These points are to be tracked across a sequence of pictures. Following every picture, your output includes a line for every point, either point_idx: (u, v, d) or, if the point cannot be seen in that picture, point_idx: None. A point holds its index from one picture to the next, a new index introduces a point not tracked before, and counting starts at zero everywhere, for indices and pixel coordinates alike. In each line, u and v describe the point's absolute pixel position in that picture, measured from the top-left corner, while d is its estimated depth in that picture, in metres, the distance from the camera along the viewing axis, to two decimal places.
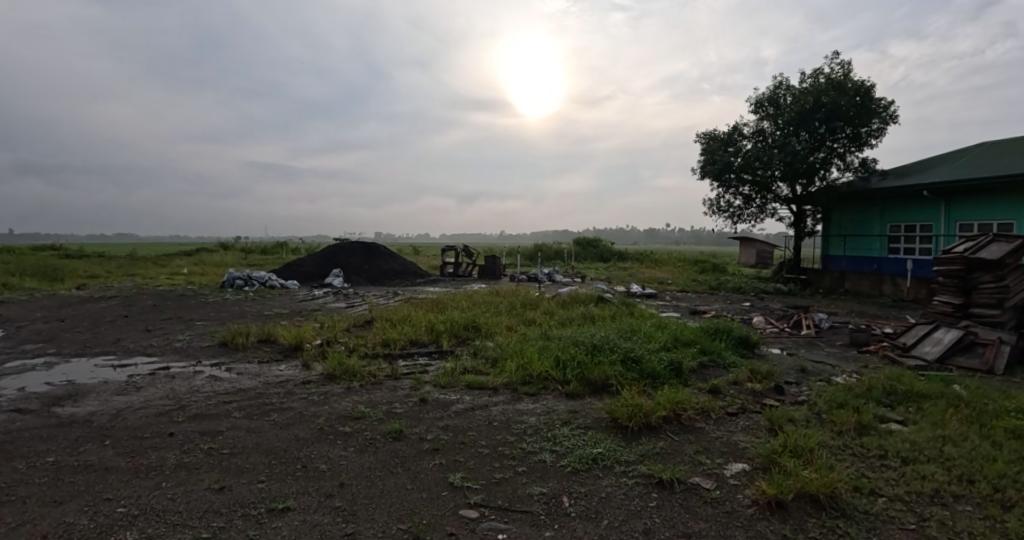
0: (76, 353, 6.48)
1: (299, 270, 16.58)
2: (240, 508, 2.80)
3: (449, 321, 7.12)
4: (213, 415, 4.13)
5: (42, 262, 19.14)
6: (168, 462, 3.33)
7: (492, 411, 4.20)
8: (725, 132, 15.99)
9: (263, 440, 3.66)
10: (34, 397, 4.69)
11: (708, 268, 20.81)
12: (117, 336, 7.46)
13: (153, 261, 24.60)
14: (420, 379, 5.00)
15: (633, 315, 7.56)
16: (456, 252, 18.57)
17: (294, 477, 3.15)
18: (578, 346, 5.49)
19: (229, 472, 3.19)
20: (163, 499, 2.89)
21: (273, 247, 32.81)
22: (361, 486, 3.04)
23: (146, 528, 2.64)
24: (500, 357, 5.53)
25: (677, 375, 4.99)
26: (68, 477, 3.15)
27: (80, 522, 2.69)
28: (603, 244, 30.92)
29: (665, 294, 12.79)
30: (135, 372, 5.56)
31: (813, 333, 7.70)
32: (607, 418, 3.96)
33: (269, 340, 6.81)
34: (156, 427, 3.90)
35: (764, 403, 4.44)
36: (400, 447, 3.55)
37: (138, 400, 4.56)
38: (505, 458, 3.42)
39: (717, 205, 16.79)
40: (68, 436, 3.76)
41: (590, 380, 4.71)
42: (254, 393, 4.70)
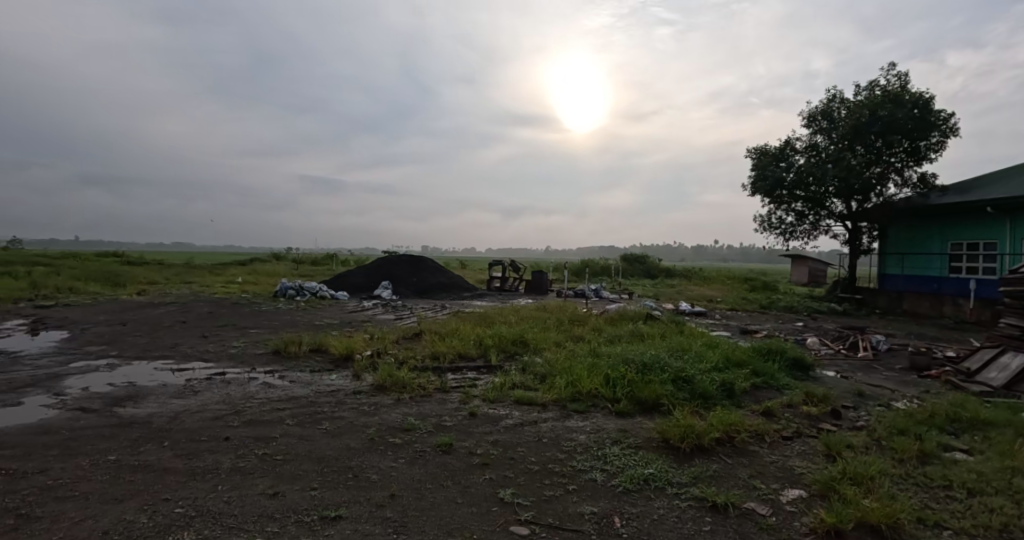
0: (135, 356, 6.77)
1: (348, 282, 16.98)
2: (294, 514, 2.85)
3: (497, 335, 7.11)
4: (266, 422, 4.24)
5: (105, 269, 20.20)
6: (224, 466, 3.43)
7: (541, 428, 4.16)
8: (777, 147, 15.61)
9: (315, 448, 3.73)
10: (98, 397, 4.92)
11: (758, 286, 20.18)
12: (174, 341, 7.77)
13: (209, 269, 25.70)
14: (469, 393, 5.01)
15: (684, 334, 7.39)
16: (503, 266, 18.63)
17: (346, 485, 3.19)
18: (628, 364, 5.37)
19: (283, 479, 3.26)
20: (219, 502, 2.97)
21: (323, 259, 33.62)
22: (411, 498, 3.05)
23: (202, 529, 2.71)
24: (548, 373, 5.48)
25: (729, 397, 4.85)
26: (128, 476, 3.28)
27: (139, 521, 2.78)
28: (651, 261, 30.53)
29: (714, 312, 12.45)
30: (193, 377, 5.78)
31: (869, 355, 7.33)
32: (658, 438, 3.87)
33: (321, 350, 6.97)
34: (212, 430, 4.04)
35: (821, 428, 4.25)
36: (450, 460, 3.56)
37: (195, 404, 4.72)
38: (555, 476, 3.37)
39: (769, 222, 16.35)
40: (129, 436, 3.93)
41: (640, 398, 4.61)
42: (306, 402, 4.79)
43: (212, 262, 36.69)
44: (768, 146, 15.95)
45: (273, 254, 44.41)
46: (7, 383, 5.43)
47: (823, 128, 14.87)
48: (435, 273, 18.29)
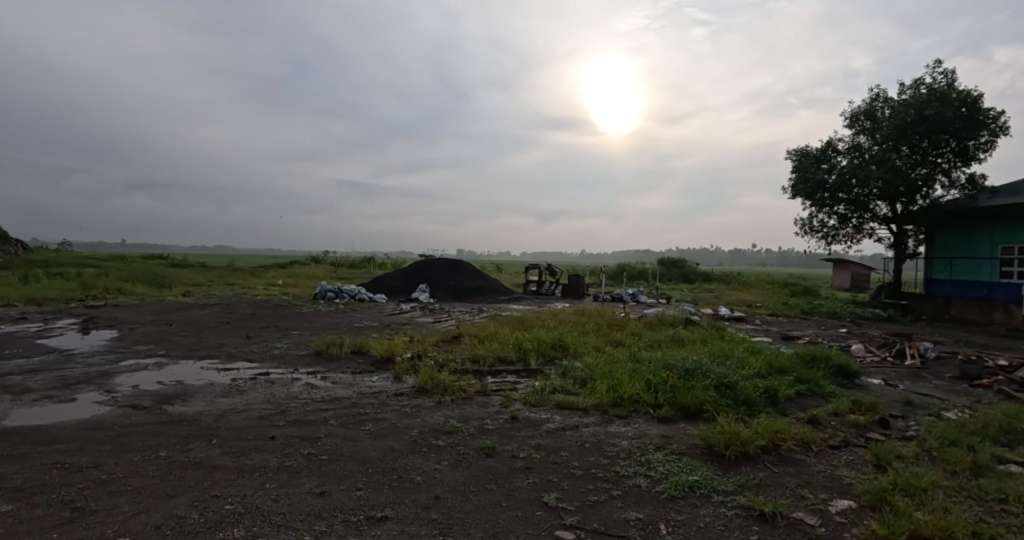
0: (182, 356, 7.02)
1: (387, 284, 17.27)
2: (341, 514, 2.91)
3: (536, 339, 7.11)
4: (311, 422, 4.34)
5: (153, 271, 21.00)
6: (271, 464, 3.52)
7: (584, 432, 4.15)
8: (818, 149, 15.21)
9: (359, 448, 3.80)
10: (148, 395, 5.12)
11: (798, 291, 19.67)
12: (219, 342, 8.02)
13: (252, 271, 26.45)
14: (510, 396, 5.03)
15: (725, 340, 7.25)
16: (539, 270, 18.65)
17: (390, 486, 3.24)
18: (670, 370, 5.30)
19: (329, 478, 3.33)
20: (268, 500, 3.06)
21: (361, 262, 34.32)
22: (455, 500, 3.08)
23: (252, 526, 2.79)
24: (589, 378, 5.45)
25: (773, 404, 4.75)
26: (178, 473, 3.41)
27: (191, 517, 2.88)
28: (688, 265, 30.18)
29: (754, 318, 12.18)
30: (238, 376, 5.96)
31: (917, 363, 7.06)
32: (702, 444, 3.83)
33: (361, 351, 7.10)
34: (258, 429, 4.15)
35: (870, 437, 4.12)
36: (493, 463, 3.59)
37: (241, 403, 4.87)
38: (599, 481, 3.36)
39: (810, 225, 15.94)
40: (179, 434, 4.07)
41: (682, 404, 4.55)
42: (349, 403, 4.89)
43: (252, 265, 37.77)
44: (809, 148, 15.56)
45: (311, 256, 45.44)
46: (63, 379, 5.69)
47: (866, 128, 14.44)
48: (472, 277, 18.42)
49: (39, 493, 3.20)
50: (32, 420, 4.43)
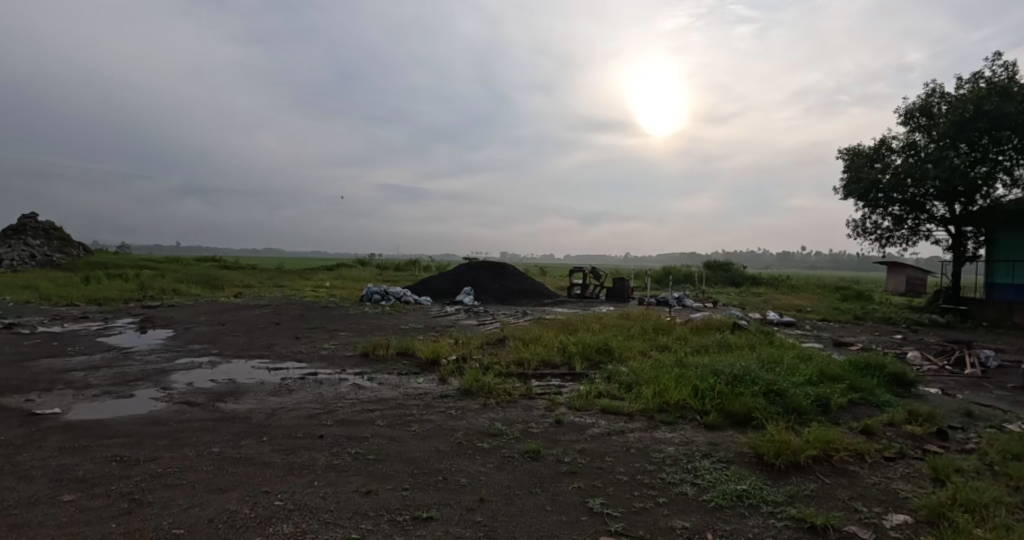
0: (235, 355, 7.29)
1: (433, 287, 17.58)
2: (387, 513, 2.96)
3: (581, 343, 7.09)
4: (358, 422, 4.43)
5: (208, 273, 21.93)
6: (319, 463, 3.61)
7: (629, 438, 4.11)
8: (871, 148, 14.81)
9: (405, 449, 3.87)
10: (202, 392, 5.33)
11: (850, 296, 18.97)
12: (270, 342, 8.30)
13: (300, 273, 27.28)
14: (555, 400, 5.03)
15: (774, 345, 7.06)
16: (583, 274, 18.61)
17: (436, 487, 3.29)
18: (717, 376, 5.20)
19: (375, 478, 3.39)
20: (316, 498, 3.14)
21: (407, 264, 35.02)
22: (500, 504, 3.10)
23: (301, 522, 2.87)
24: (634, 382, 5.40)
25: (825, 413, 4.61)
26: (230, 468, 3.53)
27: (242, 511, 2.99)
28: (735, 268, 29.58)
29: (804, 323, 11.81)
30: (287, 376, 6.15)
31: (978, 373, 6.70)
32: (751, 453, 3.75)
33: (407, 353, 7.22)
34: (307, 428, 4.27)
35: (927, 449, 3.94)
36: (537, 466, 3.59)
37: (291, 402, 5.02)
38: (644, 488, 3.32)
39: (862, 227, 15.44)
40: (231, 430, 4.22)
41: (731, 411, 4.46)
42: (395, 404, 4.98)
43: (300, 267, 39.03)
44: (862, 146, 15.17)
45: (356, 259, 46.64)
46: (123, 375, 5.99)
47: (922, 125, 13.93)
48: (515, 279, 18.48)
49: (102, 484, 3.37)
50: (94, 415, 4.67)
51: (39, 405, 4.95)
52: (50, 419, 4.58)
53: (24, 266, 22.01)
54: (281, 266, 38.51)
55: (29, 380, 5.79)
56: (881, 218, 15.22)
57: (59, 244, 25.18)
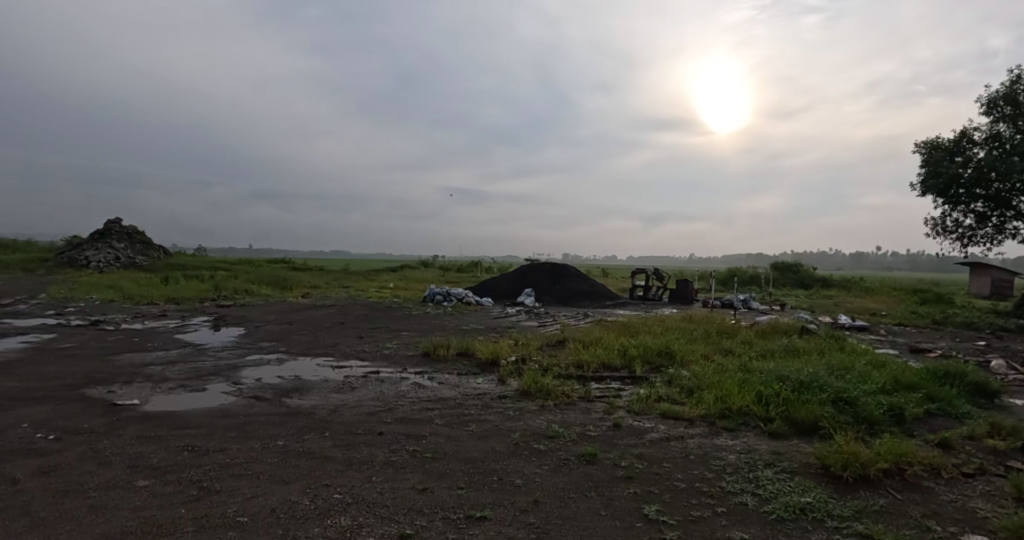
0: (301, 353, 7.60)
1: (494, 289, 17.83)
2: (441, 511, 3.00)
3: (642, 346, 6.99)
4: (417, 420, 4.52)
5: (279, 274, 23.01)
6: (378, 459, 3.70)
7: (688, 444, 4.01)
8: (951, 140, 13.89)
9: (462, 448, 3.91)
10: (270, 388, 5.57)
11: (929, 299, 17.79)
12: (335, 341, 8.61)
13: (365, 274, 28.21)
14: (613, 403, 4.97)
15: (845, 351, 6.71)
16: (645, 275, 18.39)
17: (491, 487, 3.30)
18: (782, 382, 5.01)
19: (432, 476, 3.45)
20: (373, 493, 3.21)
21: (468, 266, 35.63)
22: (554, 506, 3.08)
23: (358, 516, 2.94)
24: (696, 387, 5.26)
25: (899, 424, 4.35)
26: (293, 461, 3.67)
27: (302, 502, 3.09)
28: (803, 269, 28.40)
29: (877, 328, 11.17)
30: (350, 374, 6.34)
31: None
32: (816, 464, 3.58)
33: (467, 354, 7.32)
34: (368, 425, 4.38)
35: (1014, 466, 3.64)
36: (593, 470, 3.55)
37: (353, 399, 5.17)
38: (702, 496, 3.22)
39: (941, 225, 14.52)
40: (295, 425, 4.39)
41: (797, 419, 4.28)
42: (454, 403, 5.05)
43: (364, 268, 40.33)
44: (940, 139, 14.25)
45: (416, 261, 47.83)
46: (196, 370, 6.34)
47: (1007, 115, 12.94)
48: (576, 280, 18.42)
49: (174, 472, 3.57)
50: (169, 406, 4.96)
51: (121, 396, 5.31)
52: (130, 409, 4.90)
53: (113, 268, 23.72)
54: (344, 267, 39.83)
55: (114, 373, 6.23)
56: (962, 215, 14.30)
57: (141, 246, 26.87)
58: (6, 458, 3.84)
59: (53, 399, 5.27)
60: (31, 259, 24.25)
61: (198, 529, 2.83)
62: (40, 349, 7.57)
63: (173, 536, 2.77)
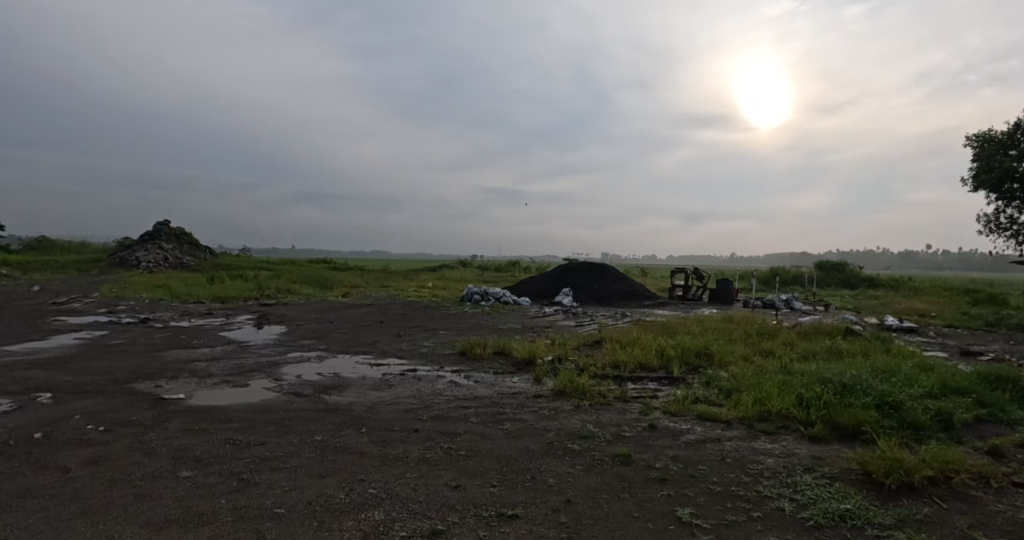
0: (340, 350, 7.76)
1: (532, 288, 17.92)
2: (474, 508, 3.02)
3: (680, 346, 6.89)
4: (452, 418, 4.56)
5: (320, 273, 23.56)
6: (413, 455, 3.75)
7: (725, 446, 3.94)
8: (1005, 133, 13.25)
9: (496, 446, 3.93)
10: (309, 384, 5.71)
11: (983, 300, 16.99)
12: (373, 339, 8.77)
13: (404, 274, 28.69)
14: (649, 404, 4.91)
15: (892, 354, 6.48)
16: (685, 274, 18.16)
17: (524, 486, 3.31)
18: (824, 384, 4.87)
19: (465, 473, 3.47)
20: (406, 488, 3.26)
21: (507, 266, 35.85)
22: (586, 506, 3.06)
23: (391, 511, 2.99)
24: (734, 388, 5.16)
25: (947, 430, 4.17)
26: (330, 456, 3.75)
27: (337, 496, 3.16)
28: (848, 269, 27.52)
29: (927, 330, 10.72)
30: (387, 371, 6.45)
31: None
32: (858, 470, 3.46)
33: (504, 353, 7.35)
34: (403, 422, 4.44)
35: None
36: (627, 471, 3.52)
37: (389, 397, 5.25)
38: (738, 500, 3.15)
39: (995, 222, 13.88)
40: (333, 421, 4.49)
41: (838, 423, 4.15)
42: (489, 402, 5.07)
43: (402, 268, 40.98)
44: (994, 132, 13.60)
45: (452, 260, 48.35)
46: (240, 366, 6.55)
47: None
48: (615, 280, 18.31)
49: (216, 463, 3.70)
50: (213, 401, 5.13)
51: (168, 390, 5.53)
52: (176, 403, 5.09)
53: (162, 268, 24.67)
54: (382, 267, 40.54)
55: (164, 368, 6.49)
56: (1018, 212, 13.62)
57: (188, 247, 27.82)
58: (61, 447, 4.04)
59: (106, 392, 5.52)
60: (88, 260, 25.45)
61: (237, 519, 2.92)
62: (95, 345, 7.95)
63: (213, 524, 2.87)
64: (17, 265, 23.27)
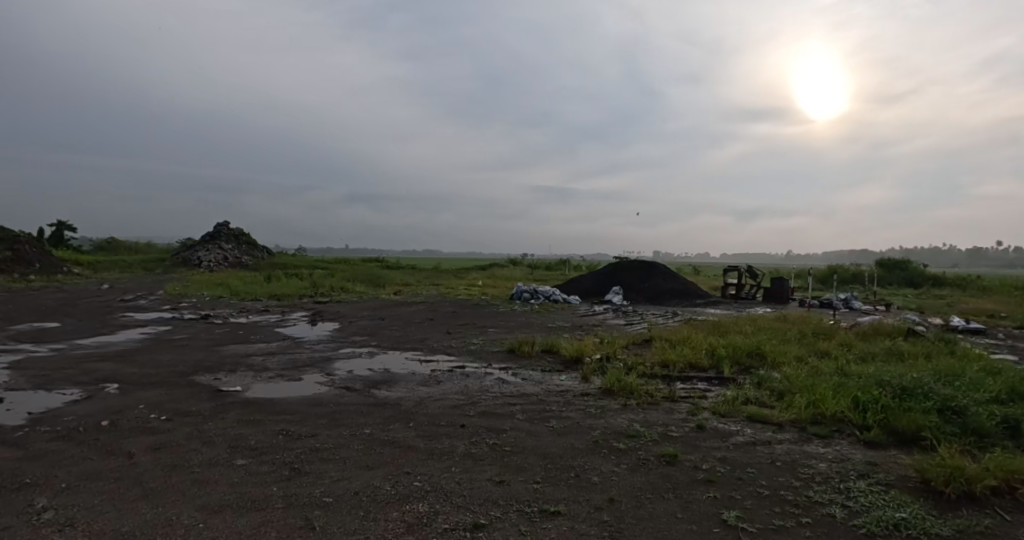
0: (390, 347, 7.96)
1: (582, 286, 17.96)
2: (516, 503, 3.05)
3: (731, 345, 6.74)
4: (498, 415, 4.61)
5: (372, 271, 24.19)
6: (458, 450, 3.81)
7: (776, 449, 3.84)
8: None
9: (541, 443, 3.95)
10: (360, 379, 5.88)
11: None
12: (423, 336, 8.95)
13: (454, 272, 29.12)
14: (698, 405, 4.83)
15: (959, 356, 6.15)
16: (739, 273, 17.73)
17: (567, 483, 3.32)
18: (882, 388, 4.67)
19: (509, 469, 3.51)
20: (451, 482, 3.32)
21: (556, 264, 35.90)
22: (630, 506, 3.04)
23: (435, 503, 3.05)
24: (787, 390, 5.01)
25: (1015, 438, 3.93)
26: (377, 449, 3.86)
27: (383, 488, 3.25)
28: (912, 266, 26.16)
29: (998, 331, 10.11)
30: (436, 368, 6.56)
31: None
32: (916, 478, 3.31)
33: (552, 351, 7.36)
34: (450, 417, 4.52)
35: None
36: (673, 472, 3.47)
37: (437, 392, 5.35)
38: (788, 505, 3.07)
39: None
40: (382, 415, 4.61)
41: (896, 428, 3.98)
42: (535, 399, 5.10)
43: (450, 267, 41.57)
44: None
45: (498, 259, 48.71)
46: (294, 361, 6.81)
47: None
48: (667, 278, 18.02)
49: (269, 453, 3.86)
50: (268, 394, 5.36)
51: (226, 383, 5.80)
52: (233, 395, 5.34)
53: (221, 267, 25.86)
54: (431, 266, 41.24)
55: (224, 362, 6.82)
56: None
57: (247, 247, 29.05)
58: (127, 434, 4.31)
59: (169, 383, 5.85)
60: (154, 259, 26.94)
61: (287, 506, 3.05)
62: (162, 340, 8.42)
63: (265, 510, 3.00)
64: (93, 265, 24.90)
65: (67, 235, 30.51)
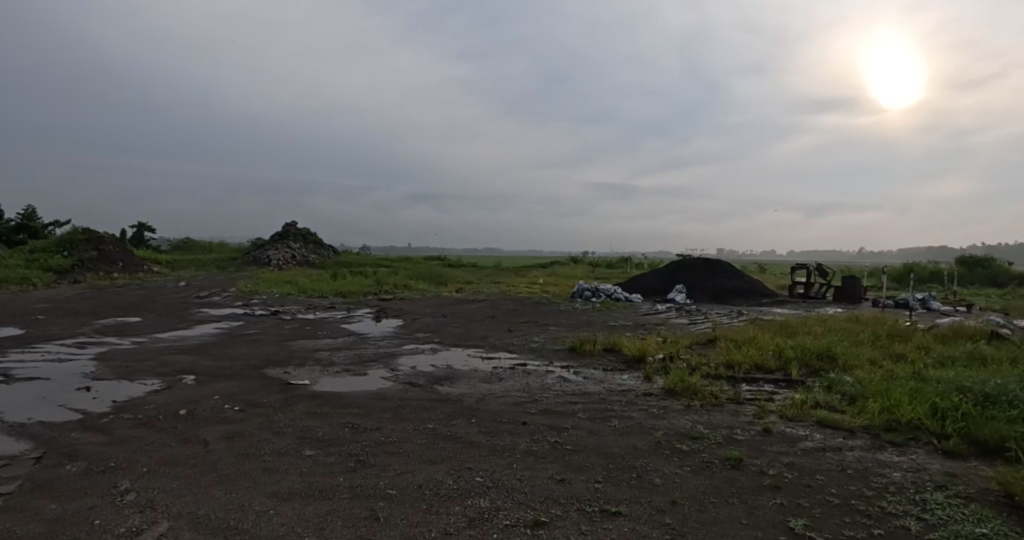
0: (452, 344, 8.16)
1: (642, 284, 17.76)
2: (577, 502, 3.10)
3: (800, 347, 6.51)
4: (560, 413, 4.67)
5: (432, 269, 24.80)
6: (519, 447, 3.90)
7: (847, 456, 3.70)
8: None
9: (602, 443, 3.97)
10: (423, 375, 6.08)
11: None
12: (484, 333, 9.12)
13: (512, 270, 29.38)
14: (764, 407, 4.72)
15: None
16: (807, 271, 17.00)
17: (628, 484, 3.33)
18: (964, 394, 4.41)
19: (570, 467, 3.56)
20: (512, 479, 3.40)
21: (614, 262, 35.53)
22: (692, 509, 3.03)
23: (496, 499, 3.14)
24: (859, 395, 4.81)
25: None
26: (441, 443, 3.99)
27: (446, 482, 3.37)
28: (1001, 265, 24.21)
29: None
30: (498, 365, 6.68)
31: None
32: (999, 492, 3.13)
33: (614, 349, 7.34)
34: (511, 415, 4.61)
35: None
36: (737, 476, 3.42)
37: (499, 390, 5.45)
38: (858, 515, 2.97)
39: None
40: (446, 410, 4.75)
41: (978, 438, 3.75)
42: (596, 398, 5.12)
43: (508, 265, 41.91)
44: None
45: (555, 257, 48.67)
46: (359, 357, 7.10)
47: None
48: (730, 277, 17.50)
49: (336, 444, 4.07)
50: (334, 387, 5.63)
51: (295, 377, 6.14)
52: (301, 388, 5.64)
53: (289, 266, 27.15)
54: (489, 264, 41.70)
55: (294, 356, 7.21)
56: None
57: (313, 247, 30.39)
58: (203, 422, 4.65)
59: (242, 375, 6.24)
60: (227, 258, 28.62)
61: (354, 496, 3.22)
62: (238, 334, 8.97)
63: (333, 499, 3.18)
64: (174, 264, 26.71)
65: (148, 236, 32.82)
